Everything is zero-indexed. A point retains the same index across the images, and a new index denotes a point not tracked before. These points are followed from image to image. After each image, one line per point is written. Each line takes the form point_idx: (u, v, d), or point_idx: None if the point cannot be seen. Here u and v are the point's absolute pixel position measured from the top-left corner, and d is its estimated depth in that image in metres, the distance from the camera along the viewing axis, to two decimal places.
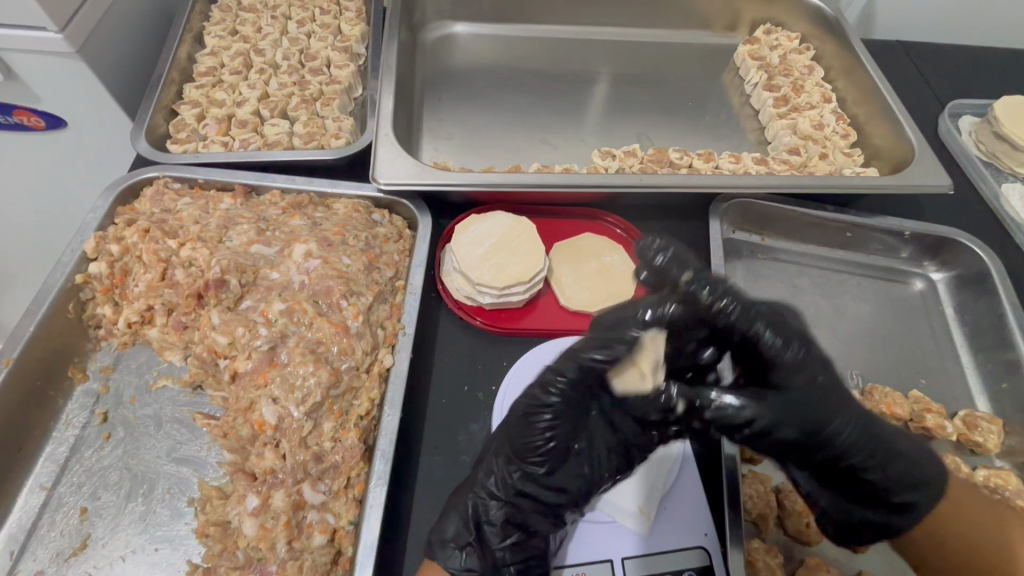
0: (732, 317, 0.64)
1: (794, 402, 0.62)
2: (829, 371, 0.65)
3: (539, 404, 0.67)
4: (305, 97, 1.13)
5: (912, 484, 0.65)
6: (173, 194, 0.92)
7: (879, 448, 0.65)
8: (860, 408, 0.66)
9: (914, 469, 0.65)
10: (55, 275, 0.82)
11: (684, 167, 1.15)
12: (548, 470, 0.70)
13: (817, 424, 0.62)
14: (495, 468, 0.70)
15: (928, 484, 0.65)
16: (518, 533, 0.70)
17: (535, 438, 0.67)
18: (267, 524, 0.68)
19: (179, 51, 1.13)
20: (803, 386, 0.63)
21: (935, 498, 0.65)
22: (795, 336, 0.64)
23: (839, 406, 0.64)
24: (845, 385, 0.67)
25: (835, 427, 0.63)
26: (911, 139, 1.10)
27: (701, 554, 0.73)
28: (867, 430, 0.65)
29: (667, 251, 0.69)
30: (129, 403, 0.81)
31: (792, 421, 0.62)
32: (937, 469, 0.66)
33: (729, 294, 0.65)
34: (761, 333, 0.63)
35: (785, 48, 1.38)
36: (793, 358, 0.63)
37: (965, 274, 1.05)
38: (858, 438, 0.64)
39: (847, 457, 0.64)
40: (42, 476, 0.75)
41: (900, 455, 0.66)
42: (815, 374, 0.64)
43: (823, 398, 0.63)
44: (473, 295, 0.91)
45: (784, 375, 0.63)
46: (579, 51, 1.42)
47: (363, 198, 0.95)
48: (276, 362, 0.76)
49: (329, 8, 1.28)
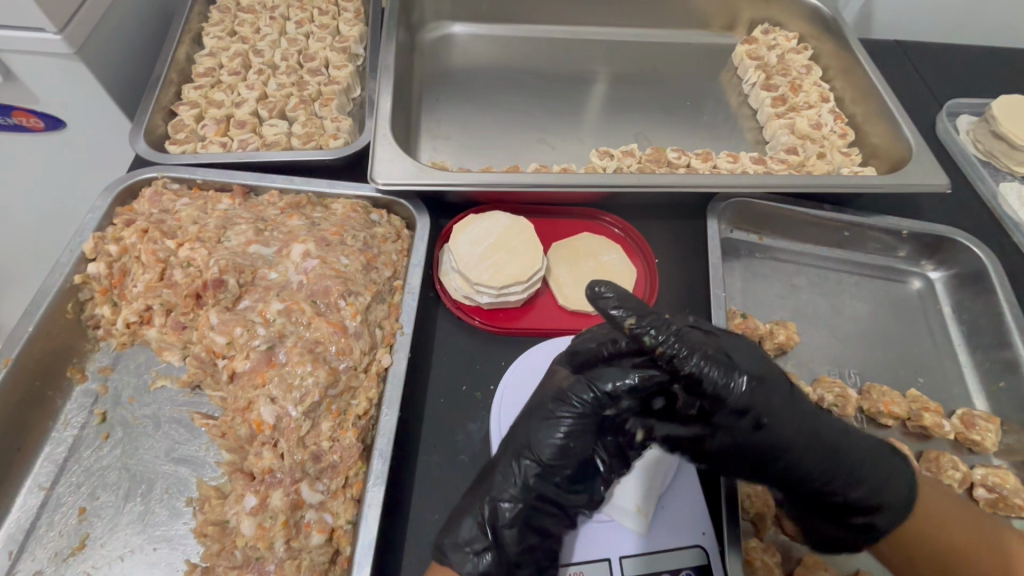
0: (680, 367, 0.61)
1: (738, 441, 0.65)
2: (780, 403, 0.65)
3: (560, 408, 0.69)
4: (303, 97, 1.14)
5: (874, 503, 0.67)
6: (171, 195, 0.92)
7: (837, 472, 0.67)
8: (812, 438, 0.66)
9: (879, 491, 0.67)
10: (54, 276, 0.82)
11: (682, 167, 1.15)
12: (570, 475, 0.70)
13: (761, 457, 0.66)
14: (516, 470, 0.69)
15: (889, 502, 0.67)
16: (534, 537, 0.69)
17: (553, 445, 0.68)
18: (266, 523, 0.68)
19: (178, 52, 1.13)
20: (749, 425, 0.63)
21: (898, 517, 0.67)
22: (741, 374, 0.63)
23: (786, 440, 0.65)
24: (800, 412, 0.66)
25: (787, 458, 0.66)
26: (908, 139, 1.10)
27: (699, 552, 0.74)
28: (827, 454, 0.67)
29: (614, 291, 0.66)
30: (128, 403, 0.81)
31: (736, 454, 0.66)
32: (904, 488, 0.68)
33: (677, 334, 0.62)
34: (709, 380, 0.61)
35: (783, 48, 1.38)
36: (740, 400, 0.61)
37: (962, 273, 1.05)
38: (817, 463, 0.67)
39: (809, 481, 0.68)
40: (40, 476, 0.75)
41: (858, 473, 0.68)
42: (761, 411, 0.63)
43: (775, 432, 0.64)
44: (471, 295, 0.91)
45: (729, 418, 0.62)
46: (577, 51, 1.42)
47: (361, 198, 0.95)
48: (274, 361, 0.76)
49: (327, 9, 1.28)
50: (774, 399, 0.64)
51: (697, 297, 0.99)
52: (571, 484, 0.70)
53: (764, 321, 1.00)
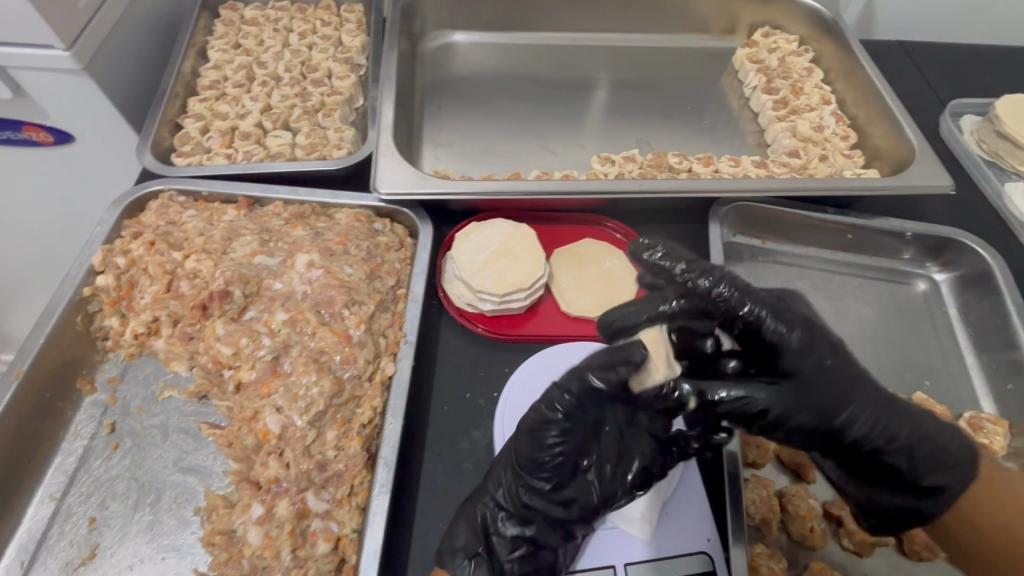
0: (735, 306, 0.64)
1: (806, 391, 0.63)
2: (837, 354, 0.66)
3: (544, 421, 0.66)
4: (307, 108, 1.15)
5: (943, 461, 0.67)
6: (178, 207, 0.93)
7: (900, 428, 0.66)
8: (871, 389, 0.66)
9: (942, 451, 0.67)
10: (64, 288, 0.83)
11: (684, 172, 1.15)
12: (554, 485, 0.70)
13: (830, 412, 0.63)
14: (503, 479, 0.71)
15: (951, 458, 0.67)
16: (526, 546, 0.70)
17: (540, 455, 0.68)
18: (272, 532, 0.68)
19: (184, 65, 1.15)
20: (814, 368, 0.63)
21: (962, 478, 0.67)
22: (796, 320, 0.65)
23: (850, 389, 0.64)
24: (853, 363, 0.67)
25: (855, 411, 0.64)
26: (911, 140, 1.10)
27: (704, 559, 0.74)
28: (890, 407, 0.66)
29: (662, 248, 0.70)
30: (136, 414, 0.82)
31: (806, 408, 0.62)
32: (966, 447, 0.68)
33: (728, 277, 0.66)
34: (763, 321, 0.64)
35: (784, 51, 1.39)
36: (799, 343, 0.64)
37: (968, 274, 1.04)
38: (880, 419, 0.65)
39: (879, 439, 0.65)
40: (51, 486, 0.76)
41: (920, 430, 0.67)
42: (822, 355, 0.64)
43: (840, 380, 0.64)
44: (474, 302, 0.92)
45: (790, 362, 0.63)
46: (577, 57, 1.43)
47: (365, 208, 0.96)
48: (279, 371, 0.77)
49: (330, 21, 1.30)
50: (830, 345, 0.66)
51: None
52: (556, 493, 0.71)
53: None
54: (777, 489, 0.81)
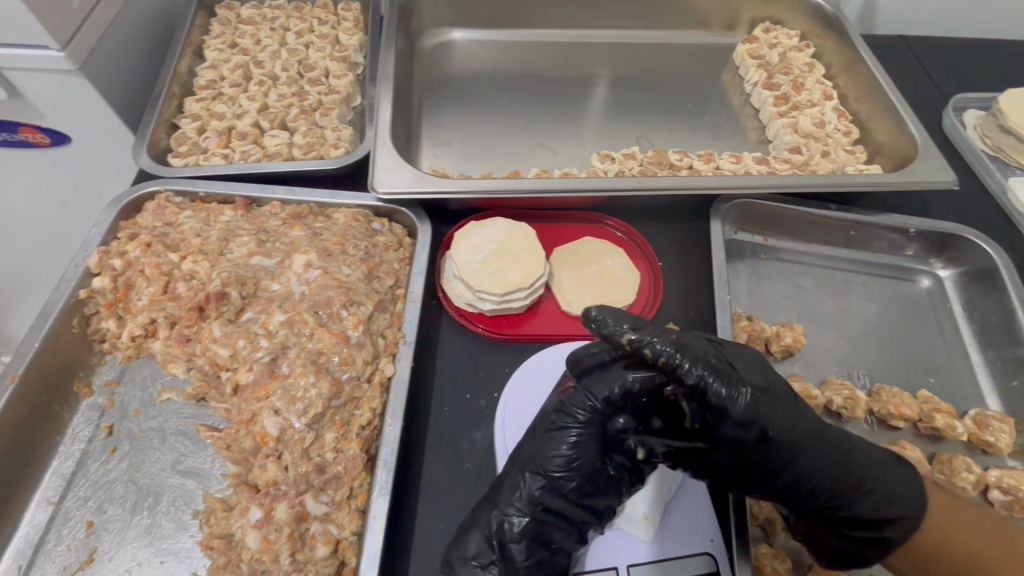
0: (680, 371, 0.61)
1: (747, 455, 0.63)
2: (784, 418, 0.64)
3: (564, 419, 0.68)
4: (304, 107, 1.14)
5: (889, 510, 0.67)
6: (174, 208, 0.92)
7: (846, 485, 0.66)
8: (820, 450, 0.65)
9: (891, 499, 0.67)
10: (60, 291, 0.83)
11: (684, 169, 1.15)
12: (577, 485, 0.68)
13: (769, 470, 0.65)
14: (521, 481, 0.69)
15: (899, 508, 0.67)
16: (542, 552, 0.68)
17: (558, 457, 0.67)
18: (270, 536, 0.68)
19: (180, 65, 1.14)
20: (755, 437, 0.62)
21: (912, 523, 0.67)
22: (742, 384, 0.62)
23: (792, 453, 0.64)
24: (803, 422, 0.65)
25: (798, 470, 0.64)
26: (914, 135, 1.09)
27: (708, 559, 0.73)
28: (837, 463, 0.65)
29: (610, 310, 0.66)
30: (134, 416, 0.82)
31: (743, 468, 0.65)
32: (917, 490, 0.69)
33: (678, 342, 0.63)
34: (709, 387, 0.61)
35: (785, 46, 1.37)
36: (745, 411, 0.61)
37: (972, 271, 1.03)
38: (824, 477, 0.65)
39: (820, 494, 0.66)
40: (49, 490, 0.76)
41: (867, 484, 0.66)
42: (766, 422, 0.62)
43: (786, 443, 0.63)
44: (473, 302, 0.91)
45: (735, 431, 0.61)
46: (576, 54, 1.42)
47: (363, 207, 0.95)
48: (277, 373, 0.76)
49: (327, 19, 1.29)
50: (777, 408, 0.64)
51: (702, 299, 0.98)
52: (579, 494, 0.68)
53: (770, 323, 0.99)
54: None
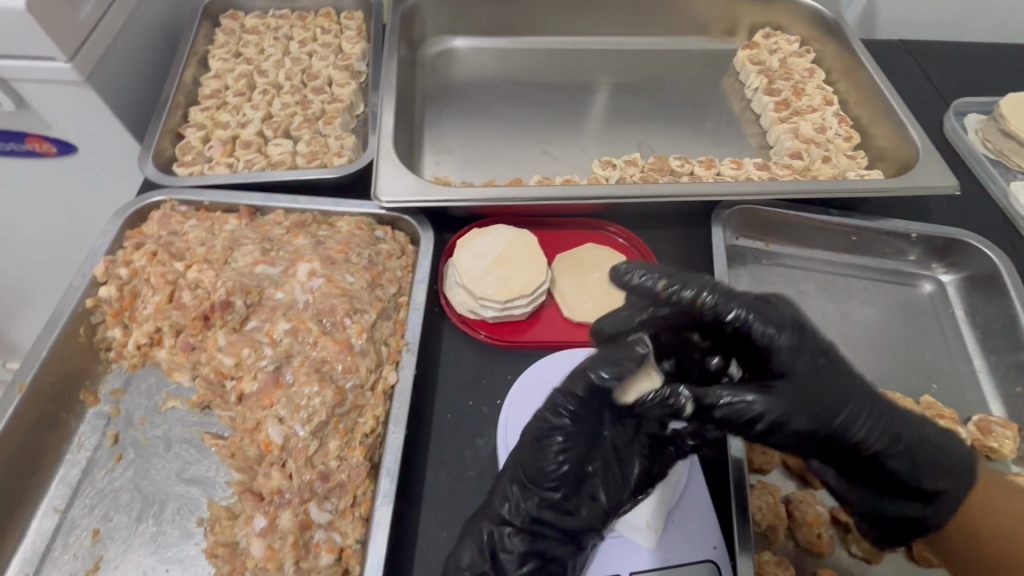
0: (721, 311, 0.66)
1: (799, 393, 0.62)
2: (829, 354, 0.65)
3: (551, 426, 0.68)
4: (307, 116, 1.15)
5: (940, 464, 0.64)
6: (180, 217, 0.93)
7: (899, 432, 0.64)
8: (867, 392, 0.65)
9: (943, 455, 0.65)
10: (67, 300, 0.83)
11: (685, 175, 1.15)
12: (564, 496, 0.69)
13: (826, 412, 0.62)
14: (509, 493, 0.69)
15: (952, 459, 0.65)
16: (535, 561, 0.68)
17: (546, 466, 0.68)
18: (275, 544, 0.68)
19: (185, 75, 1.15)
20: (807, 367, 0.64)
21: (963, 482, 0.64)
22: (785, 321, 0.66)
23: (843, 388, 0.64)
24: (846, 367, 0.66)
25: (852, 413, 0.63)
26: (915, 140, 1.09)
27: (711, 567, 0.73)
28: (886, 408, 0.65)
29: (639, 264, 0.73)
30: (139, 424, 0.82)
31: (801, 411, 0.62)
32: (964, 450, 0.66)
33: (712, 285, 0.68)
34: (751, 323, 0.65)
35: (785, 52, 1.38)
36: (787, 342, 0.64)
37: (974, 275, 1.03)
38: (879, 422, 0.64)
39: (876, 446, 0.64)
40: (55, 498, 0.76)
41: (916, 431, 0.65)
42: (813, 352, 0.64)
43: (834, 382, 0.64)
44: (475, 309, 0.91)
45: (781, 361, 0.64)
46: (577, 60, 1.43)
47: (366, 215, 0.96)
48: (281, 382, 0.76)
49: (330, 28, 1.30)
50: (822, 346, 0.66)
51: None
52: (566, 504, 0.69)
53: None
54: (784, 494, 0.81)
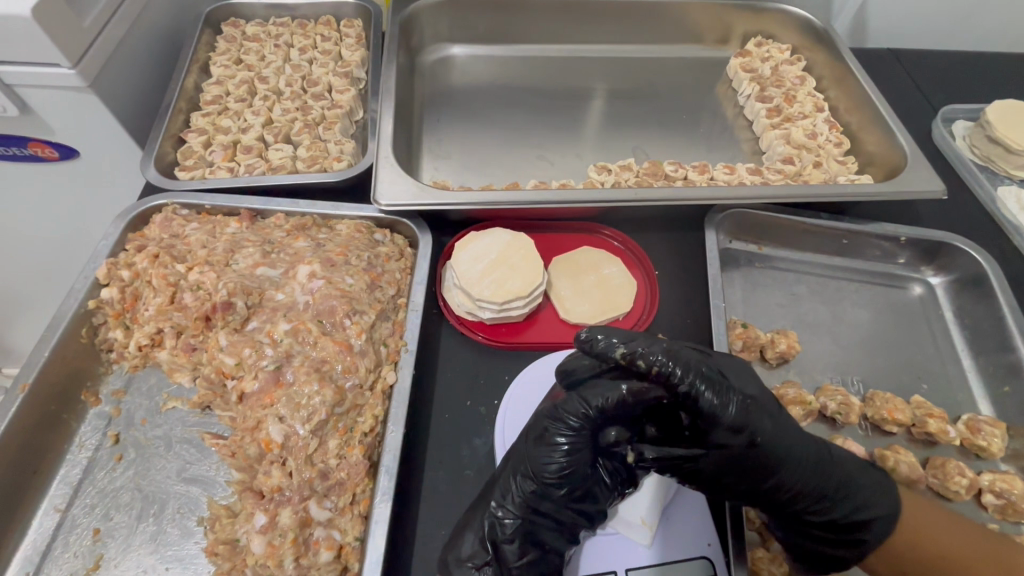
0: (676, 381, 0.64)
1: (736, 458, 0.65)
2: (773, 421, 0.67)
3: (555, 426, 0.69)
4: (307, 121, 1.17)
5: (863, 519, 0.68)
6: (181, 220, 0.94)
7: (825, 492, 0.68)
8: (802, 458, 0.67)
9: (866, 508, 0.68)
10: (69, 301, 0.84)
11: (679, 180, 1.17)
12: (566, 491, 0.70)
13: (756, 475, 0.66)
14: (512, 485, 0.71)
15: (876, 514, 0.68)
16: (534, 552, 0.69)
17: (553, 464, 0.68)
18: (275, 541, 0.69)
19: (186, 81, 1.17)
20: (745, 443, 0.64)
21: (888, 527, 0.68)
22: (733, 394, 0.65)
23: (779, 460, 0.66)
24: (788, 434, 0.67)
25: (783, 476, 0.66)
26: (903, 146, 1.11)
27: (705, 564, 0.74)
28: (817, 470, 0.67)
29: (598, 329, 0.69)
30: (140, 425, 0.83)
31: (738, 471, 0.66)
32: (886, 500, 0.69)
33: (670, 352, 0.66)
34: (703, 397, 0.64)
35: (776, 60, 1.41)
36: (733, 416, 0.64)
37: (962, 278, 1.05)
38: (806, 483, 0.67)
39: (795, 501, 0.68)
40: (56, 498, 0.77)
41: (844, 492, 0.68)
42: (755, 428, 0.65)
43: (776, 449, 0.66)
44: (473, 311, 0.93)
45: (723, 435, 0.64)
46: (573, 68, 1.45)
47: (365, 219, 0.98)
48: (282, 381, 0.77)
49: (329, 36, 1.32)
50: (768, 416, 0.66)
51: (697, 307, 1.00)
52: (570, 499, 0.71)
53: (765, 330, 1.00)
54: None
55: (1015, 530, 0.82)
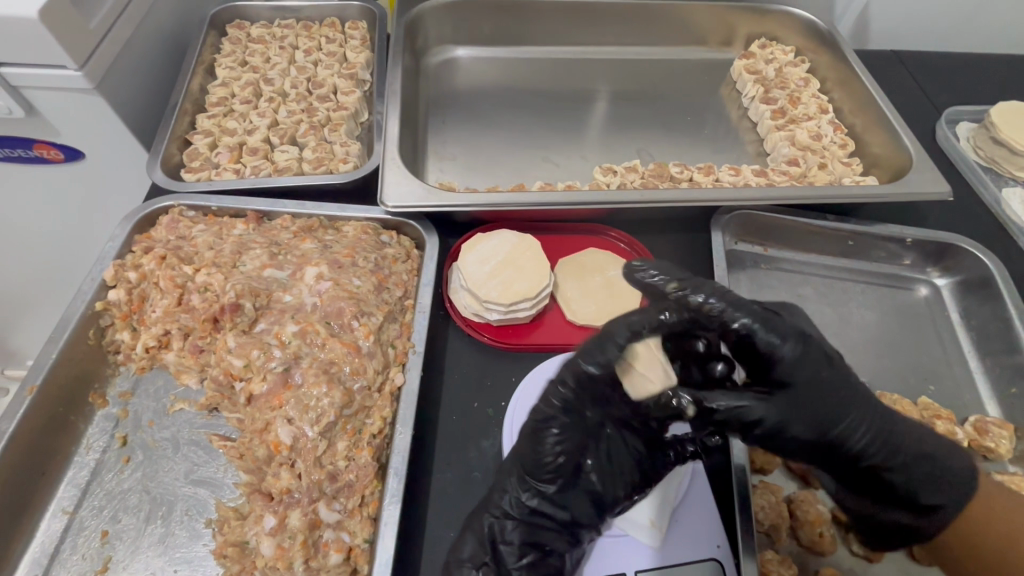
0: (730, 321, 0.63)
1: (800, 398, 0.63)
2: (832, 365, 0.65)
3: (545, 421, 0.68)
4: (313, 123, 1.17)
5: (937, 476, 0.65)
6: (188, 222, 0.94)
7: (893, 445, 0.65)
8: (866, 405, 0.65)
9: (937, 469, 0.66)
10: (77, 303, 0.84)
11: (685, 181, 1.17)
12: (558, 487, 0.71)
13: (823, 420, 0.64)
14: (508, 486, 0.71)
15: (948, 473, 0.65)
16: (534, 553, 0.69)
17: (545, 457, 0.68)
18: (284, 543, 0.69)
19: (192, 83, 1.17)
20: (808, 381, 0.63)
21: (962, 493, 0.65)
22: (790, 333, 0.64)
23: (841, 404, 0.65)
24: (849, 381, 0.66)
25: (848, 423, 0.65)
26: (908, 147, 1.11)
27: (714, 565, 0.74)
28: (884, 424, 0.65)
29: (651, 265, 0.69)
30: (147, 427, 0.83)
31: (802, 419, 0.63)
32: (959, 460, 0.67)
33: (721, 291, 0.64)
34: (758, 335, 0.63)
35: (780, 62, 1.41)
36: (794, 353, 0.63)
37: (968, 279, 1.05)
38: (873, 436, 0.65)
39: (863, 456, 0.65)
40: (64, 500, 0.77)
41: (913, 443, 0.66)
42: (816, 368, 0.63)
43: (837, 392, 0.64)
44: (480, 312, 0.93)
45: (784, 373, 0.63)
46: (577, 70, 1.46)
47: (372, 220, 0.98)
48: (290, 383, 0.77)
49: (334, 38, 1.33)
50: (827, 358, 0.65)
51: None
52: (562, 497, 0.71)
53: None
54: (787, 494, 0.82)
55: None
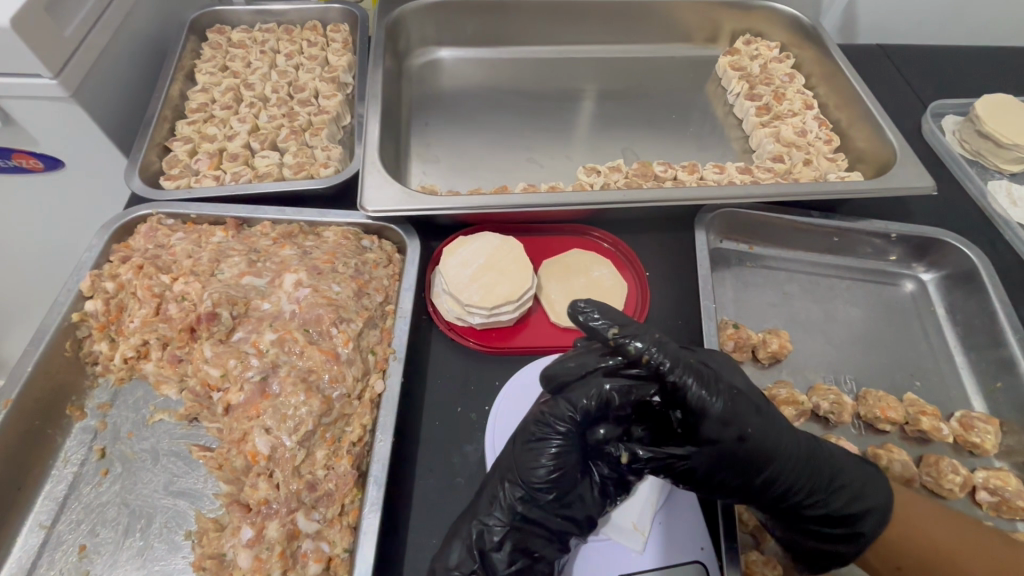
0: (664, 374, 0.65)
1: (729, 452, 0.66)
2: (757, 417, 0.68)
3: (544, 430, 0.70)
4: (294, 128, 1.16)
5: (859, 508, 0.69)
6: (166, 230, 0.93)
7: (813, 483, 0.69)
8: (787, 450, 0.68)
9: (858, 499, 0.70)
10: (53, 315, 0.83)
11: (669, 180, 1.17)
12: (555, 496, 0.70)
13: (748, 469, 0.67)
14: (500, 490, 0.70)
15: (867, 505, 0.70)
16: (524, 560, 0.69)
17: (541, 468, 0.69)
18: (262, 554, 0.68)
19: (172, 89, 1.16)
20: (733, 436, 0.65)
21: (882, 520, 0.69)
22: (721, 389, 0.66)
23: (767, 452, 0.67)
24: (773, 430, 0.68)
25: (774, 469, 0.67)
26: (892, 143, 1.11)
27: (699, 568, 0.73)
28: (804, 465, 0.69)
29: (593, 305, 0.71)
30: (126, 438, 0.82)
31: (728, 468, 0.67)
32: (880, 491, 0.71)
33: (659, 342, 0.67)
34: (690, 391, 0.65)
35: (765, 57, 1.40)
36: (722, 411, 0.65)
37: (954, 273, 1.05)
38: (796, 478, 0.68)
39: (788, 495, 0.69)
40: (41, 514, 0.76)
41: (831, 478, 0.70)
42: (743, 423, 0.66)
43: (762, 441, 0.67)
44: (463, 316, 0.92)
45: (712, 428, 0.65)
46: (561, 69, 1.45)
47: (352, 225, 0.97)
48: (268, 393, 0.76)
49: (316, 41, 1.32)
50: (754, 408, 0.68)
51: (688, 308, 1.00)
52: (555, 506, 0.70)
53: (756, 330, 1.00)
54: None
55: (1009, 527, 0.82)
